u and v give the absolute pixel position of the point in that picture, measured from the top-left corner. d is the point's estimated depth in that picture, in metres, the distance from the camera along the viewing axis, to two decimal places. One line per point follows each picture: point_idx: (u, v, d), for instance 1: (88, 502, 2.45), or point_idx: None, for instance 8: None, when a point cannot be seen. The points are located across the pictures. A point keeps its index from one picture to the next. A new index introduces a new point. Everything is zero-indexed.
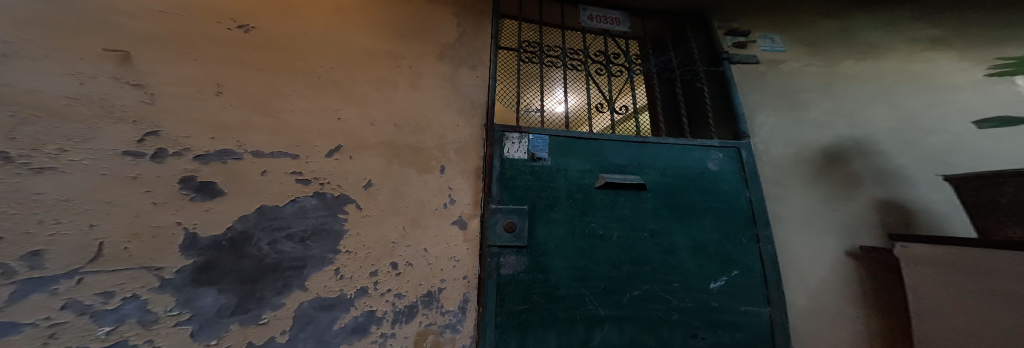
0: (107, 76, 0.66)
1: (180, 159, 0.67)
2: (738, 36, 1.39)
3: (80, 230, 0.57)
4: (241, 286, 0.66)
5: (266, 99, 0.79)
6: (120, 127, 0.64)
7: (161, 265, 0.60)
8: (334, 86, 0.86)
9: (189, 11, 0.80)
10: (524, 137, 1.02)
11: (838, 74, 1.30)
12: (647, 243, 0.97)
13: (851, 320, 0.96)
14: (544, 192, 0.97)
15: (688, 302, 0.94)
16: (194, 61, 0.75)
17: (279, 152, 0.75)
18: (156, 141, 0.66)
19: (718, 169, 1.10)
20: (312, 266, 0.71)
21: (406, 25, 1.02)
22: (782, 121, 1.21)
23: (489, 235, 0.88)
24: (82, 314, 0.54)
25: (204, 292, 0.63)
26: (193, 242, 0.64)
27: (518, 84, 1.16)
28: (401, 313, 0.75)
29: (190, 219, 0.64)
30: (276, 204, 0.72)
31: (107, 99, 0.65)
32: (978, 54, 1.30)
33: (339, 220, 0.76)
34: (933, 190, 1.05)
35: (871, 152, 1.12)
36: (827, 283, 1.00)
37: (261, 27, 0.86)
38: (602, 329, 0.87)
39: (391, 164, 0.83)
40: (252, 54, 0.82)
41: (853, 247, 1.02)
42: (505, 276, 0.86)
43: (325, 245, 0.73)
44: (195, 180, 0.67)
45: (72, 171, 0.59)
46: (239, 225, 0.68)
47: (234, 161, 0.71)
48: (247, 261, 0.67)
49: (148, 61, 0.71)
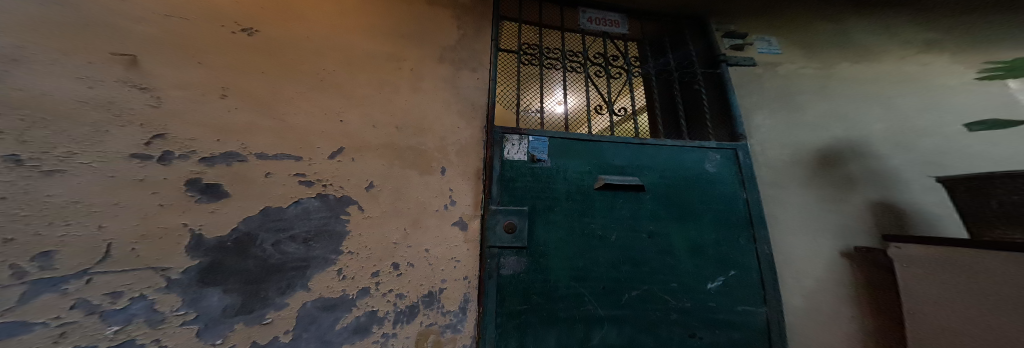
0: (114, 80, 0.68)
1: (186, 161, 0.68)
2: (736, 38, 1.40)
3: (89, 231, 0.58)
4: (245, 286, 0.67)
5: (270, 102, 0.80)
6: (126, 130, 0.65)
7: (168, 266, 0.62)
8: (336, 88, 0.87)
9: (195, 15, 0.81)
10: (524, 139, 1.04)
11: (834, 76, 1.31)
12: (645, 243, 0.98)
13: (845, 319, 0.97)
14: (544, 193, 0.98)
15: (687, 302, 0.95)
16: (199, 65, 0.76)
17: (283, 154, 0.76)
18: (163, 143, 0.67)
19: (716, 170, 1.12)
20: (315, 266, 0.72)
21: (408, 28, 1.04)
22: (778, 123, 1.22)
23: (489, 236, 0.89)
24: (91, 313, 0.55)
25: (209, 292, 0.64)
26: (198, 242, 0.65)
27: (518, 86, 1.17)
28: (402, 313, 0.76)
29: (195, 220, 0.65)
30: (279, 206, 0.73)
31: (115, 102, 0.66)
32: (971, 58, 1.32)
33: (341, 221, 0.77)
34: (925, 192, 1.07)
35: (866, 154, 1.14)
36: (822, 283, 1.02)
37: (265, 30, 0.87)
38: (602, 329, 0.89)
39: (393, 166, 0.85)
40: (256, 57, 0.83)
41: (848, 248, 1.04)
42: (505, 276, 0.88)
43: (328, 246, 0.74)
44: (200, 181, 0.68)
45: (82, 173, 0.60)
46: (243, 227, 0.69)
47: (238, 163, 0.72)
48: (251, 262, 0.68)
49: (154, 65, 0.72)
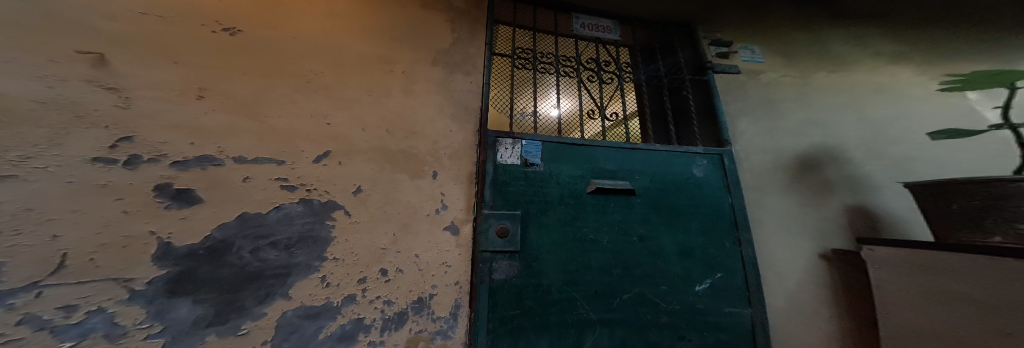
0: (78, 79, 0.62)
1: (155, 165, 0.63)
2: (721, 46, 1.45)
3: (41, 242, 0.53)
4: (220, 296, 0.63)
5: (252, 103, 0.75)
6: (90, 132, 0.60)
7: (131, 277, 0.57)
8: (324, 90, 0.84)
9: (171, 13, 0.76)
10: (517, 142, 1.03)
11: (812, 86, 1.37)
12: (636, 247, 0.99)
13: (823, 319, 1.02)
14: (537, 197, 0.98)
15: (676, 304, 0.97)
16: (176, 64, 0.72)
17: (264, 158, 0.72)
18: (129, 146, 0.62)
19: (703, 175, 1.14)
20: (298, 274, 0.69)
21: (400, 30, 1.01)
22: (760, 129, 1.27)
23: (481, 241, 0.88)
24: (41, 329, 0.50)
25: (177, 303, 0.59)
26: (168, 251, 0.60)
27: (512, 89, 1.16)
28: (391, 320, 0.73)
29: (164, 228, 0.61)
30: (258, 211, 0.69)
31: (77, 103, 0.61)
32: (934, 69, 1.42)
33: (327, 227, 0.73)
34: (895, 197, 1.14)
35: (841, 160, 1.19)
36: (802, 284, 1.06)
37: (248, 30, 0.83)
38: (593, 333, 0.89)
39: (383, 170, 0.82)
40: (239, 56, 0.79)
41: (826, 250, 1.09)
42: (497, 281, 0.87)
43: (311, 252, 0.71)
44: (171, 187, 0.63)
45: (36, 178, 0.54)
46: (219, 234, 0.65)
47: (214, 167, 0.67)
48: (226, 270, 0.64)
49: (125, 64, 0.67)
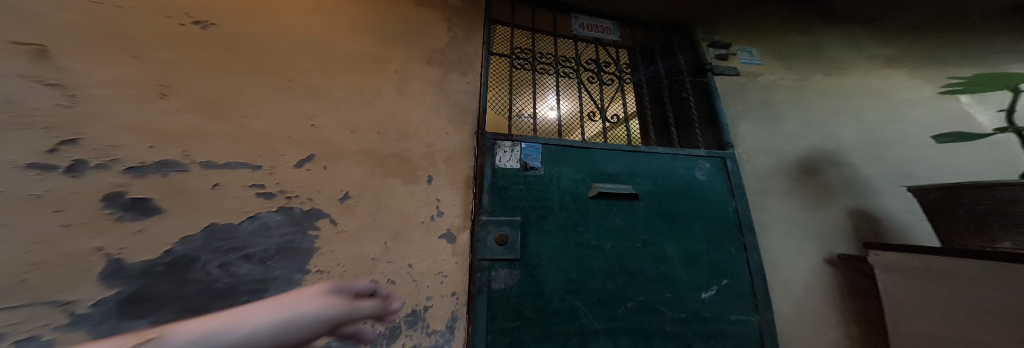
0: (15, 74, 0.54)
1: (104, 172, 0.55)
2: (720, 48, 1.43)
3: None
4: (181, 316, 0.55)
5: (223, 102, 0.68)
6: (26, 135, 0.52)
7: (72, 299, 0.49)
8: (309, 90, 0.77)
9: (133, 4, 0.69)
10: (516, 145, 0.98)
11: (811, 88, 1.37)
12: (640, 253, 0.95)
13: (830, 325, 0.99)
14: (537, 202, 0.93)
15: (682, 313, 0.93)
16: (135, 59, 0.65)
17: (237, 162, 0.65)
18: (73, 150, 0.54)
19: (706, 178, 1.11)
20: (275, 289, 0.62)
21: (392, 27, 0.95)
22: (761, 131, 1.25)
23: (479, 249, 0.82)
24: None
25: (129, 327, 0.51)
26: (120, 268, 0.53)
27: (510, 89, 1.11)
28: (382, 335, 0.67)
29: (114, 243, 0.53)
30: (230, 222, 0.62)
31: (13, 101, 0.53)
32: (928, 73, 1.43)
33: (309, 237, 0.67)
34: (897, 201, 1.13)
35: (841, 163, 1.18)
36: (808, 290, 1.03)
37: (222, 23, 0.76)
38: (597, 344, 0.84)
39: (373, 175, 0.76)
40: (209, 51, 0.72)
41: (830, 255, 1.07)
42: (495, 291, 0.81)
43: (291, 265, 0.64)
44: (124, 196, 0.56)
45: None
46: (181, 248, 0.58)
47: (177, 174, 0.60)
48: (191, 288, 0.57)
49: (73, 58, 0.60)
